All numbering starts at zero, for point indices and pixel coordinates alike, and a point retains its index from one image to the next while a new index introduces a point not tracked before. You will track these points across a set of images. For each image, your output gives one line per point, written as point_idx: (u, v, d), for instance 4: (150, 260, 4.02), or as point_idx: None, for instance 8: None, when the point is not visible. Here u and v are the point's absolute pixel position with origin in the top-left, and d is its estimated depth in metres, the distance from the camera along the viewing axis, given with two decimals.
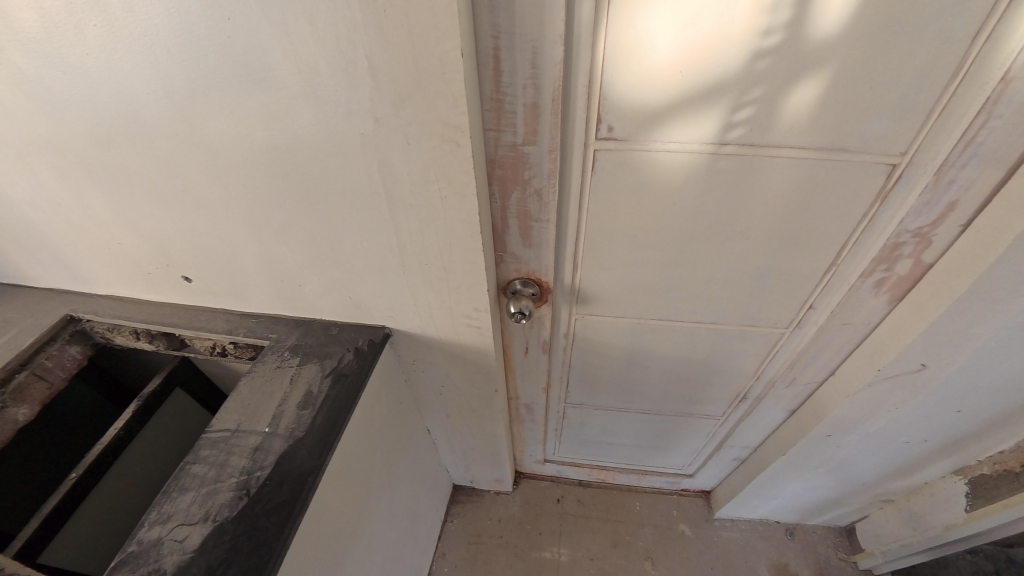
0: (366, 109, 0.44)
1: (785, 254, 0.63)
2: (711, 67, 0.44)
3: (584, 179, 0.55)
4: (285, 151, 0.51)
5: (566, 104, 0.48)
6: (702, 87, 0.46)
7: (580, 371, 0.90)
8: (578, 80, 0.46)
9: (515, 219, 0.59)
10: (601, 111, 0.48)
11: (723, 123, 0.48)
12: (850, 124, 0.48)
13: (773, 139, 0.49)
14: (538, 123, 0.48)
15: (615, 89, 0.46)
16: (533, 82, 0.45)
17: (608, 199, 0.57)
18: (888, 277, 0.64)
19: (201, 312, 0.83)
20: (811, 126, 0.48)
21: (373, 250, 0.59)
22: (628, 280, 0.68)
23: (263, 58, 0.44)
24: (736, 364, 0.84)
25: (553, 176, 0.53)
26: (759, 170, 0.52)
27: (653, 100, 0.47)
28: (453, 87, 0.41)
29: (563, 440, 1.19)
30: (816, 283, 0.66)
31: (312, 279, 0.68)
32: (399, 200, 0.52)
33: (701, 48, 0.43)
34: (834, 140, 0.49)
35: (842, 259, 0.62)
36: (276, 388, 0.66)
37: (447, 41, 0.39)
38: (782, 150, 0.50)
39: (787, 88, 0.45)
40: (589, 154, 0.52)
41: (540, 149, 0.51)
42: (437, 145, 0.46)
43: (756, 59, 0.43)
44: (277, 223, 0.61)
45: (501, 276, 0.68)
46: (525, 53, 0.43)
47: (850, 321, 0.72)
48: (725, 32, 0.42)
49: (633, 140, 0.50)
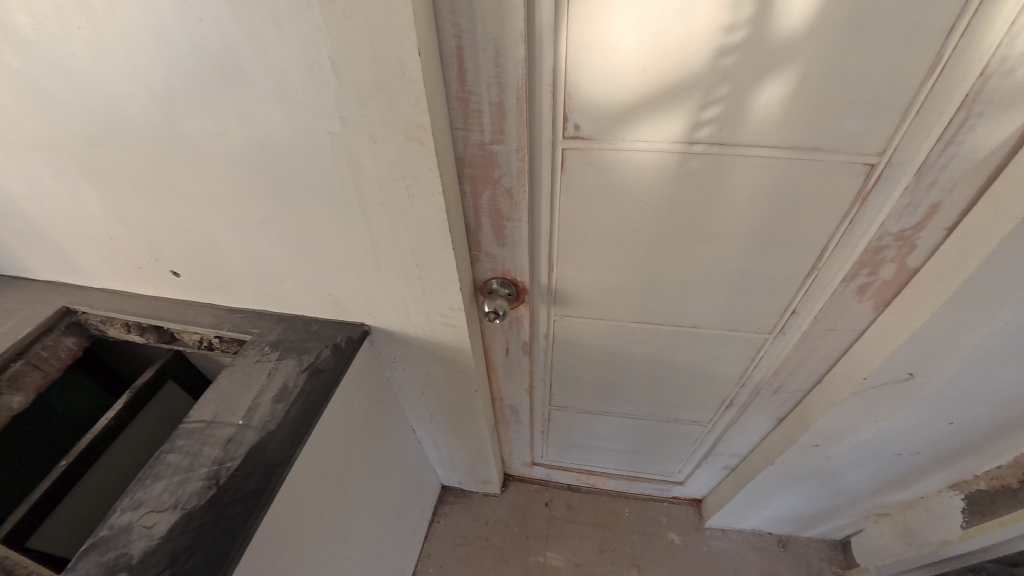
0: (333, 108, 0.45)
1: (764, 257, 0.62)
2: (675, 65, 0.44)
3: (555, 179, 0.55)
4: (261, 150, 0.52)
5: (532, 103, 0.48)
6: (668, 86, 0.45)
7: (564, 373, 0.90)
8: (542, 79, 0.46)
9: (488, 219, 0.59)
10: (568, 109, 0.48)
11: (690, 123, 0.48)
12: (824, 123, 0.47)
13: (744, 138, 0.49)
14: (505, 122, 0.48)
15: (581, 88, 0.46)
16: (497, 80, 0.45)
17: (581, 198, 0.56)
18: (872, 282, 0.63)
19: (190, 306, 0.84)
20: (781, 125, 0.47)
21: (347, 248, 0.59)
22: (606, 282, 0.68)
23: (234, 58, 0.44)
24: (721, 369, 0.83)
25: (523, 174, 0.53)
26: (731, 172, 0.52)
27: (620, 98, 0.47)
28: (413, 86, 0.41)
29: (550, 442, 1.18)
30: (798, 287, 0.66)
31: (291, 276, 0.68)
32: (370, 198, 0.52)
33: (665, 45, 0.43)
34: (807, 140, 0.49)
35: (823, 263, 0.62)
36: (253, 381, 0.67)
37: (404, 40, 0.39)
38: (752, 150, 0.50)
39: (755, 86, 0.45)
40: (558, 153, 0.52)
41: (508, 149, 0.51)
42: (402, 143, 0.46)
43: (721, 56, 0.43)
44: (257, 220, 0.62)
45: (477, 276, 0.68)
46: (488, 50, 0.43)
47: (835, 327, 0.70)
48: (688, 28, 0.41)
49: (601, 139, 0.50)
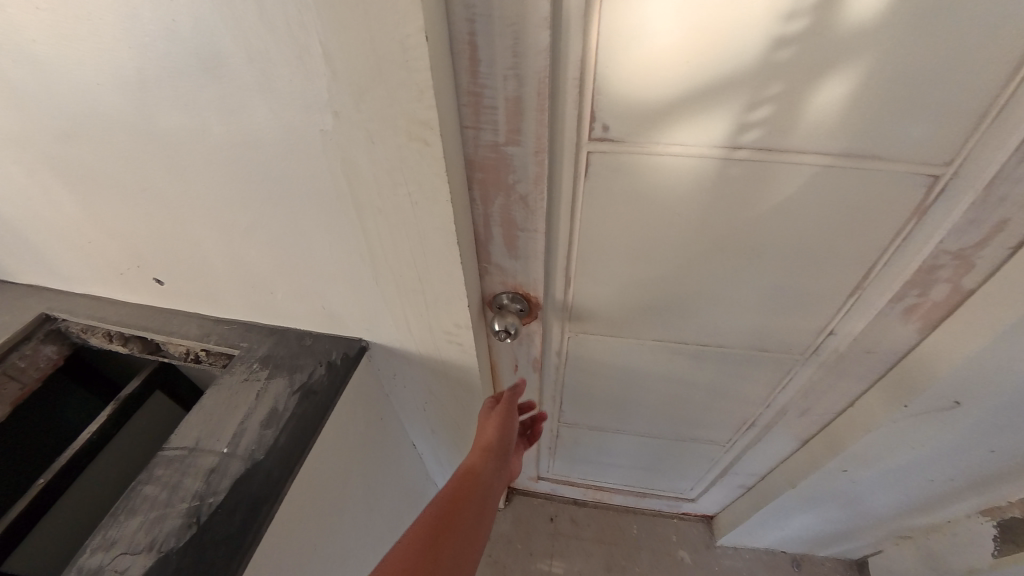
0: (324, 102, 0.38)
1: (802, 273, 0.56)
2: (723, 58, 0.38)
3: (576, 185, 0.49)
4: (245, 150, 0.46)
5: (554, 98, 0.42)
6: (712, 82, 0.40)
7: (574, 390, 0.84)
8: (567, 72, 0.40)
9: (499, 228, 0.53)
10: (595, 108, 0.42)
11: (734, 125, 0.42)
12: (887, 127, 0.41)
13: (794, 143, 0.43)
14: (523, 120, 0.42)
15: (612, 84, 0.40)
16: (515, 72, 0.39)
17: (604, 207, 0.51)
18: (921, 302, 0.57)
19: (176, 315, 0.79)
20: (839, 128, 0.42)
21: (343, 260, 0.53)
22: (626, 297, 0.62)
23: (212, 43, 0.38)
24: (744, 389, 0.77)
25: (540, 180, 0.47)
26: (775, 180, 0.46)
27: (656, 96, 0.41)
28: (417, 77, 0.35)
29: (557, 457, 1.13)
30: (838, 307, 0.60)
31: (282, 287, 0.62)
32: (367, 205, 0.45)
33: (713, 35, 0.37)
34: (865, 146, 0.43)
35: (868, 280, 0.56)
36: (239, 403, 0.61)
37: (408, 22, 0.32)
38: (802, 156, 0.44)
39: (813, 83, 0.39)
40: (582, 156, 0.46)
41: (524, 151, 0.45)
42: (403, 143, 0.39)
43: (777, 48, 0.37)
44: (242, 227, 0.56)
45: (485, 290, 0.62)
46: (506, 38, 0.37)
47: (874, 349, 0.65)
48: (742, 15, 0.35)
49: (631, 141, 0.44)
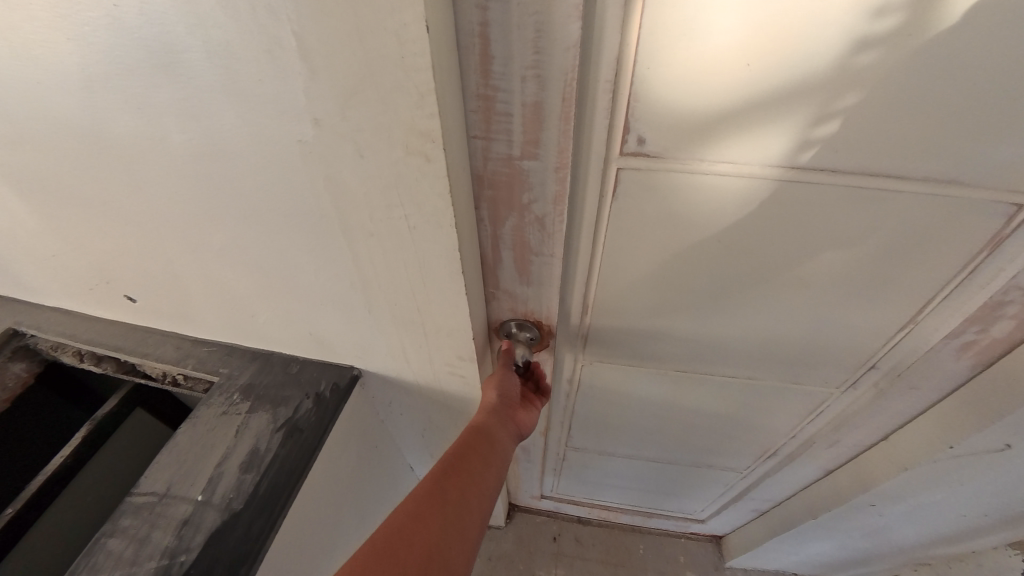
0: (302, 107, 0.31)
1: (851, 306, 0.50)
2: (787, 62, 0.32)
3: (602, 205, 0.43)
4: (214, 161, 0.39)
5: (582, 104, 0.35)
6: (771, 92, 0.34)
7: (585, 416, 0.79)
8: (600, 74, 0.33)
9: (510, 252, 0.46)
10: (630, 117, 0.36)
11: (791, 141, 0.36)
12: (974, 148, 0.35)
13: (861, 163, 0.37)
14: (544, 130, 0.35)
15: (652, 90, 0.34)
16: (535, 73, 0.32)
17: (633, 228, 0.45)
18: (980, 338, 0.51)
19: (151, 334, 0.72)
20: (915, 146, 0.35)
21: (331, 286, 0.47)
22: (647, 324, 0.56)
23: (163, 34, 0.31)
24: (770, 419, 0.71)
25: (561, 200, 0.40)
26: (830, 204, 0.40)
27: (703, 105, 0.35)
28: (416, 79, 0.28)
29: (562, 477, 1.07)
30: (885, 342, 0.54)
31: (264, 311, 0.55)
32: (356, 227, 0.38)
33: (778, 35, 0.30)
34: (944, 172, 0.37)
35: (923, 315, 0.50)
36: (217, 441, 0.54)
37: (403, 6, 0.25)
38: (865, 179, 0.38)
39: (896, 95, 0.33)
40: (611, 173, 0.40)
41: (543, 166, 0.38)
42: (400, 159, 0.32)
43: (856, 54, 0.31)
44: (215, 246, 0.49)
45: (492, 316, 0.55)
46: (525, 30, 0.30)
47: (919, 386, 0.59)
48: (819, 10, 0.29)
49: (669, 156, 0.38)
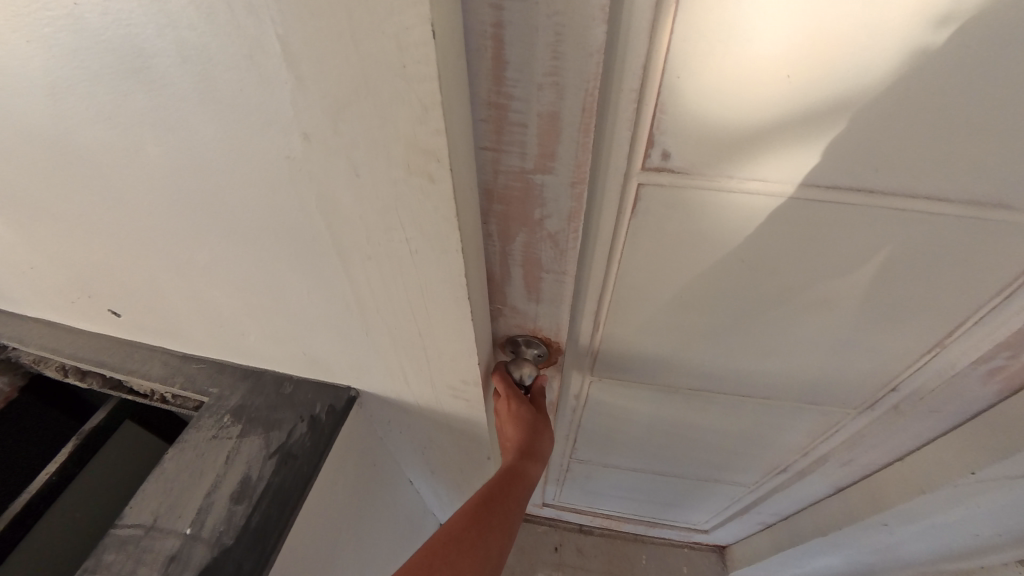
0: (288, 119, 0.28)
1: (878, 329, 0.49)
2: (831, 72, 0.30)
3: (619, 221, 0.41)
4: (193, 176, 0.35)
5: (604, 115, 0.33)
6: (811, 105, 0.32)
7: (591, 430, 0.77)
8: (625, 84, 0.31)
9: (518, 268, 0.43)
10: (655, 130, 0.34)
11: (826, 157, 0.35)
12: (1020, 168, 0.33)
13: (901, 183, 0.36)
14: (559, 143, 0.32)
15: (680, 101, 0.32)
16: (553, 80, 0.29)
17: (652, 244, 0.43)
18: (1008, 365, 0.50)
19: (137, 349, 0.68)
20: (955, 163, 0.34)
21: (326, 308, 0.43)
22: (660, 340, 0.54)
23: (130, 36, 0.27)
24: (782, 438, 0.69)
25: (576, 217, 0.38)
26: (859, 221, 0.39)
27: (733, 120, 0.33)
28: (419, 91, 0.24)
29: (565, 487, 1.04)
30: (909, 364, 0.52)
31: (256, 330, 0.52)
32: (353, 249, 0.35)
33: (823, 44, 0.29)
34: (988, 194, 0.35)
35: (952, 340, 0.48)
36: (206, 469, 0.51)
37: (404, 4, 0.21)
38: (896, 198, 0.37)
39: (940, 112, 0.31)
40: (631, 187, 0.38)
41: (559, 180, 0.35)
42: (400, 179, 0.28)
43: (910, 64, 0.29)
44: (201, 264, 0.45)
45: (497, 331, 0.52)
46: (541, 32, 0.27)
47: (941, 410, 0.57)
48: (873, 18, 0.27)
49: (694, 172, 0.37)
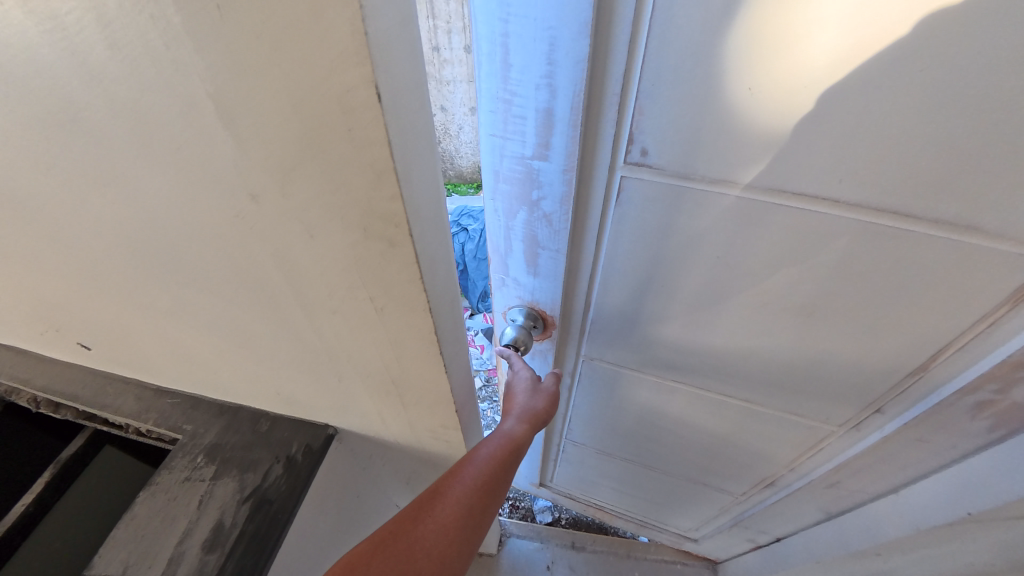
0: (233, 179, 0.25)
1: (854, 343, 0.50)
2: (792, 85, 0.33)
3: (604, 210, 0.48)
4: (143, 226, 0.33)
5: (591, 113, 0.40)
6: (779, 120, 0.35)
7: (585, 411, 0.88)
8: (610, 86, 0.37)
9: (522, 242, 0.54)
10: (636, 129, 0.39)
11: (792, 166, 0.37)
12: (989, 197, 0.34)
13: (871, 198, 0.37)
14: (553, 134, 0.41)
15: (660, 103, 0.37)
16: (547, 82, 0.38)
17: (636, 233, 0.49)
18: (998, 401, 0.47)
19: (111, 382, 0.65)
20: (928, 181, 0.34)
21: (296, 354, 0.41)
22: (638, 321, 0.61)
23: (59, 88, 0.25)
24: (767, 448, 0.72)
25: (568, 200, 0.47)
26: (832, 234, 0.41)
27: (706, 126, 0.37)
28: (370, 156, 0.21)
29: (563, 466, 1.14)
30: (892, 386, 0.53)
31: (228, 370, 0.50)
32: (317, 303, 0.33)
33: (788, 57, 0.32)
34: (955, 215, 0.36)
35: (935, 363, 0.48)
36: (179, 514, 0.49)
37: (344, 65, 0.19)
38: (865, 213, 0.38)
39: (902, 135, 0.33)
40: (616, 179, 0.44)
41: (552, 166, 0.44)
42: (359, 242, 0.26)
43: (875, 83, 0.31)
44: (164, 308, 0.43)
45: (503, 301, 0.65)
46: (540, 44, 0.36)
47: (927, 440, 0.56)
48: (833, 39, 0.30)
49: (671, 170, 0.41)
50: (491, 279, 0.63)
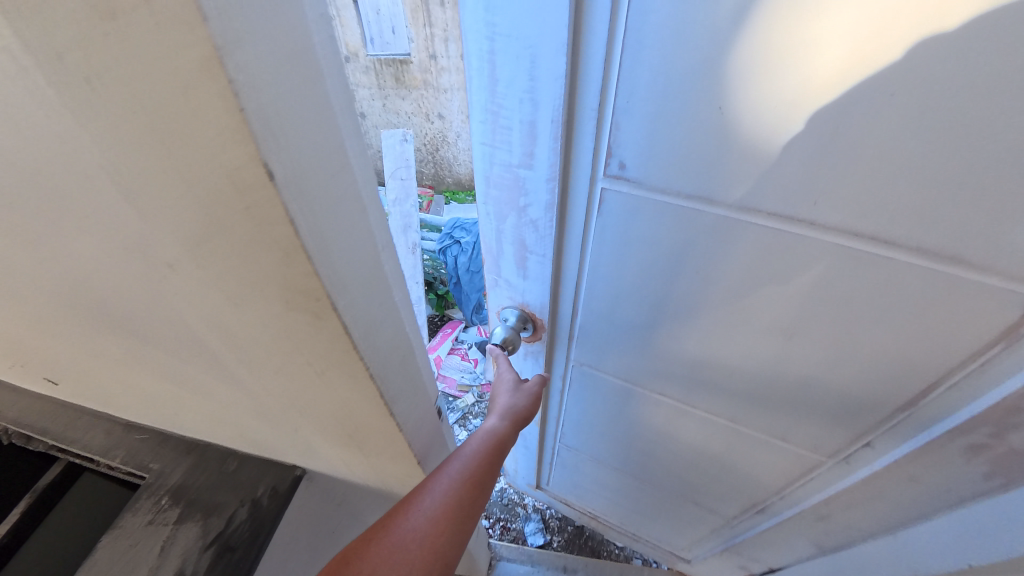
0: (146, 248, 0.23)
1: (835, 368, 0.51)
2: (760, 109, 0.35)
3: (589, 218, 0.52)
4: (74, 284, 0.31)
5: (572, 127, 0.45)
6: (755, 141, 0.37)
7: (575, 416, 0.94)
8: (588, 103, 0.42)
9: (513, 244, 0.61)
10: (614, 143, 0.43)
11: (762, 186, 0.39)
12: (966, 226, 0.34)
13: (847, 221, 0.38)
14: (536, 144, 0.47)
15: (636, 119, 0.41)
16: (530, 97, 0.43)
17: (618, 242, 0.53)
18: (994, 445, 0.45)
19: (81, 415, 0.64)
20: (903, 207, 0.35)
21: (251, 405, 0.39)
22: (625, 329, 0.64)
23: None
24: (755, 469, 0.73)
25: (551, 208, 0.53)
26: (808, 254, 0.42)
27: (681, 143, 0.40)
28: (274, 232, 0.20)
29: (556, 470, 1.21)
30: (880, 418, 0.52)
31: (189, 414, 0.48)
32: (258, 363, 0.31)
33: (761, 83, 0.34)
34: (940, 243, 0.36)
35: (925, 400, 0.48)
36: (138, 561, 0.47)
37: (228, 142, 0.17)
38: (838, 236, 0.40)
39: (870, 159, 0.34)
40: (596, 189, 0.49)
41: (537, 175, 0.50)
42: (281, 311, 0.24)
43: (845, 114, 0.33)
44: (116, 355, 0.41)
45: (498, 302, 0.73)
46: (523, 61, 0.41)
47: (920, 479, 0.54)
48: (803, 66, 0.32)
49: (649, 183, 0.45)
50: (488, 277, 0.70)
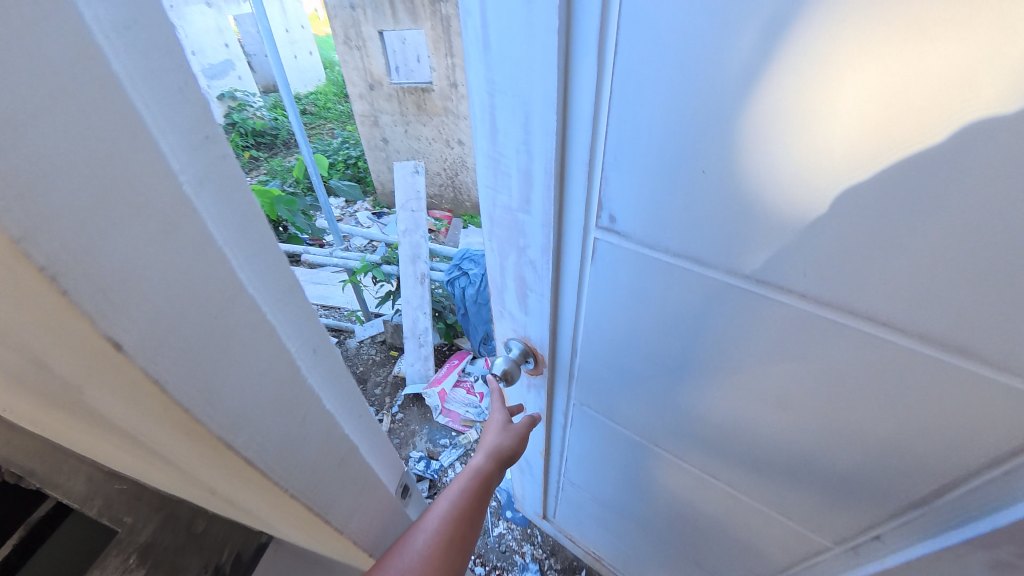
0: (51, 356, 0.24)
1: (835, 447, 0.47)
2: (747, 180, 0.35)
3: (583, 265, 0.53)
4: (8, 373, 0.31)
5: (565, 179, 0.46)
6: (759, 211, 0.36)
7: (577, 455, 0.91)
8: (578, 156, 0.43)
9: (515, 280, 0.63)
10: (603, 199, 0.45)
11: (749, 254, 0.39)
12: (971, 319, 0.31)
13: (842, 297, 0.36)
14: (531, 189, 0.49)
15: (626, 177, 0.41)
16: (525, 148, 0.46)
17: (614, 291, 0.53)
18: None
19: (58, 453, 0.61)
20: (901, 290, 0.33)
21: (200, 480, 0.39)
22: (623, 375, 0.63)
23: None
24: (758, 541, 0.68)
25: (547, 249, 0.54)
26: (796, 325, 0.40)
27: (681, 206, 0.39)
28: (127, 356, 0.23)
29: (560, 507, 1.18)
30: (892, 511, 0.47)
31: (153, 477, 0.47)
32: (181, 449, 0.32)
33: (765, 157, 0.33)
34: (941, 331, 0.33)
35: (939, 499, 0.42)
36: None
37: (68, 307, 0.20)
38: (831, 312, 0.37)
39: (863, 237, 0.32)
40: (590, 240, 0.50)
41: (534, 220, 0.52)
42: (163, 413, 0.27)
43: (849, 197, 0.31)
44: (71, 426, 0.41)
45: (502, 332, 0.75)
46: (519, 115, 0.44)
47: None
48: (812, 144, 0.31)
49: (645, 238, 0.45)
50: (495, 310, 0.73)
